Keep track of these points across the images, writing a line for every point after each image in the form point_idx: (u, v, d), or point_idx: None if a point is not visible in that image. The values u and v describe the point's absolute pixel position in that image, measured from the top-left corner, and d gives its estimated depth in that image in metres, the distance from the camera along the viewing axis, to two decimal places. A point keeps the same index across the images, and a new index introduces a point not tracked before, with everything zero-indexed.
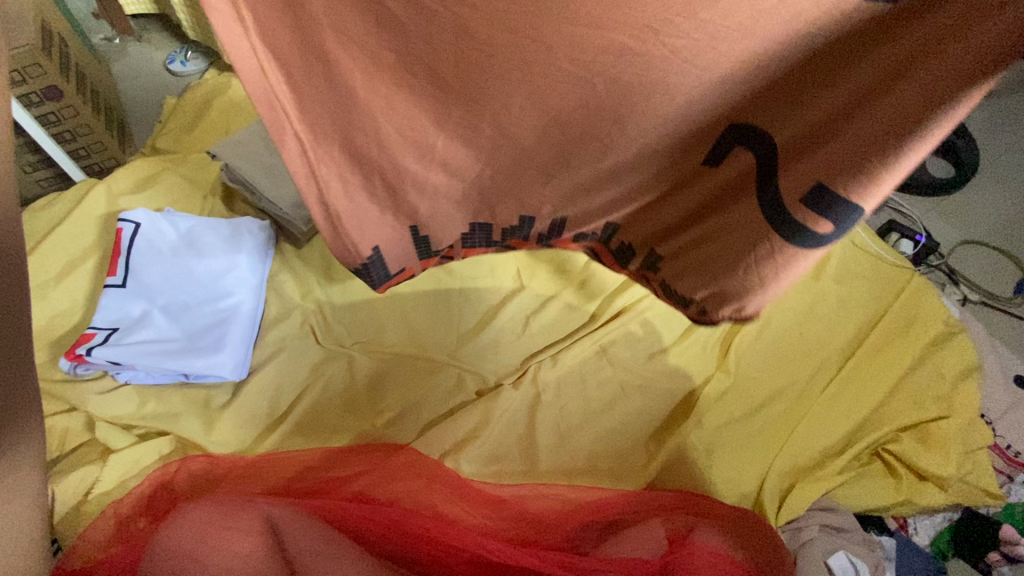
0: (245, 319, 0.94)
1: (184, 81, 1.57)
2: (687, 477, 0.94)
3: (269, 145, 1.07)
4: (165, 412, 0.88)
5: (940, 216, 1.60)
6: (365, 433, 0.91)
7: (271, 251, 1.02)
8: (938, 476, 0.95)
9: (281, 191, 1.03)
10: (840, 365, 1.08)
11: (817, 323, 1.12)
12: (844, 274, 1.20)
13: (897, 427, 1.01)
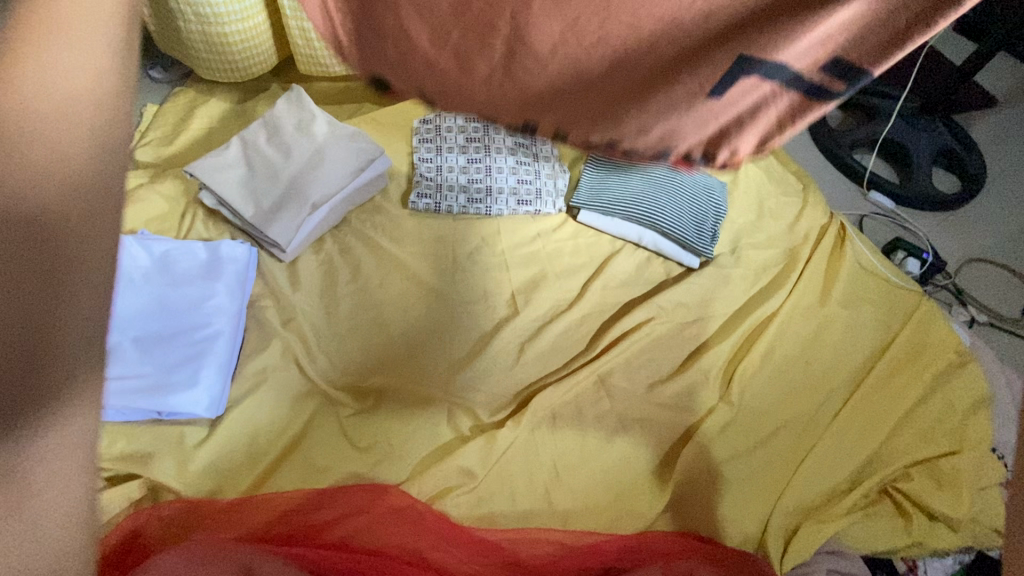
0: (223, 350, 0.89)
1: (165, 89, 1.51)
2: (688, 519, 0.89)
3: (249, 162, 1.02)
4: (135, 453, 0.82)
5: (947, 232, 1.56)
6: (349, 474, 0.86)
7: (252, 275, 0.98)
8: (950, 517, 0.91)
9: (263, 211, 0.98)
10: (846, 396, 1.04)
11: (823, 351, 1.08)
12: (851, 298, 1.16)
13: (907, 463, 0.97)
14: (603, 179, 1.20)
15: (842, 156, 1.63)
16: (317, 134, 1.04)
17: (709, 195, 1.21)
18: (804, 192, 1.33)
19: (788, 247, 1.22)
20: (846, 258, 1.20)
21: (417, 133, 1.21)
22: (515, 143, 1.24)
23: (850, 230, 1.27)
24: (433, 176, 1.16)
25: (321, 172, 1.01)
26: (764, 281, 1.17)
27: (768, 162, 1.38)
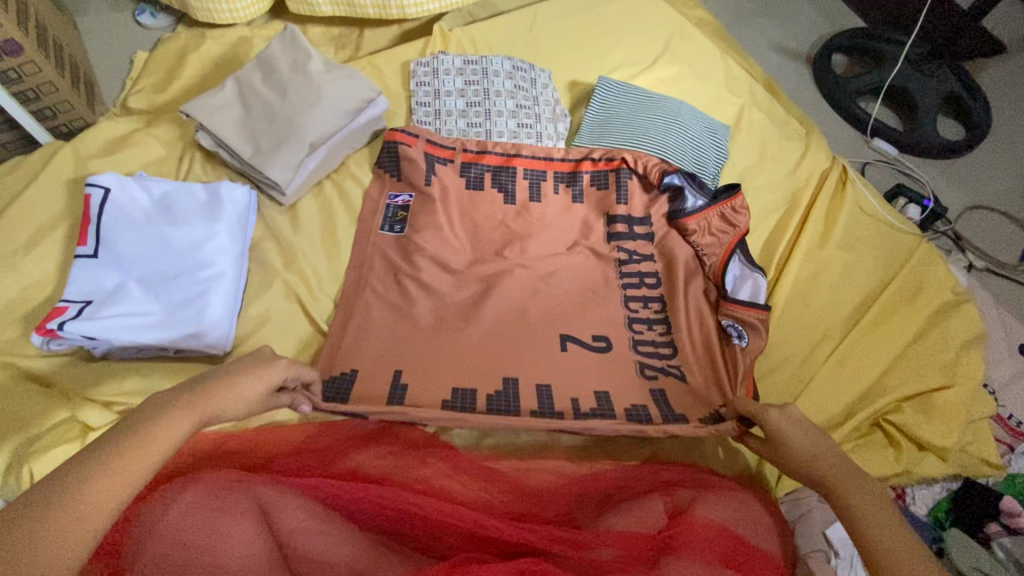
0: (226, 291, 0.89)
1: (155, 35, 1.47)
2: (685, 450, 0.92)
3: (245, 102, 0.99)
4: (146, 388, 0.84)
5: (948, 180, 1.55)
6: (355, 409, 0.89)
7: (253, 218, 0.98)
8: (939, 447, 0.94)
9: (261, 150, 0.95)
10: (844, 335, 1.05)
11: (821, 292, 1.09)
12: (851, 240, 1.16)
13: (900, 397, 0.99)
14: (603, 122, 1.20)
15: (846, 103, 1.61)
16: (312, 73, 1.01)
17: (711, 138, 1.20)
18: (807, 136, 1.32)
19: (790, 191, 1.22)
20: (846, 201, 1.20)
21: (415, 77, 1.21)
22: (514, 85, 1.21)
23: (852, 173, 1.26)
24: (432, 122, 1.17)
25: (318, 112, 0.98)
26: (763, 224, 1.17)
27: (771, 107, 1.36)
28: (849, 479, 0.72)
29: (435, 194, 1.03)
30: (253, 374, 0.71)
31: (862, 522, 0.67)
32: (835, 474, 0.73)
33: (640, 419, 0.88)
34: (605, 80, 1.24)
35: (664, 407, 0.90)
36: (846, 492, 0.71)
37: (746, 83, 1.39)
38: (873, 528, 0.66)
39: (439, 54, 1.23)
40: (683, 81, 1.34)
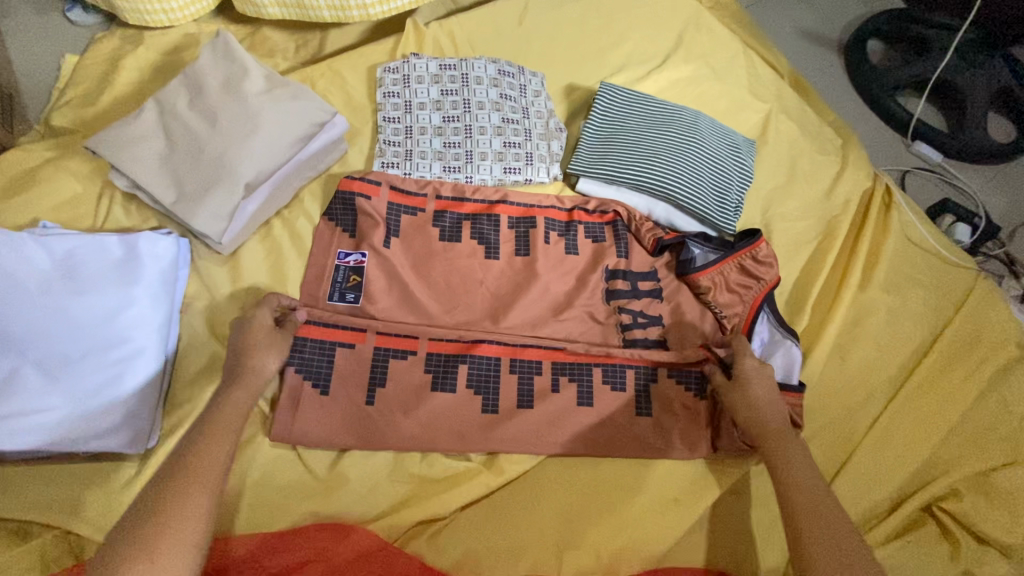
0: (148, 372, 0.75)
1: (86, 34, 1.27)
2: (697, 548, 0.79)
3: (168, 130, 0.81)
4: (53, 496, 0.70)
5: (999, 190, 1.36)
6: (308, 511, 0.75)
7: (184, 272, 0.82)
8: (1002, 541, 0.80)
9: (186, 194, 0.78)
10: (887, 400, 0.90)
11: (862, 345, 0.93)
12: (896, 280, 0.99)
13: (954, 478, 0.85)
14: (606, 137, 1.01)
15: (883, 99, 1.41)
16: (250, 95, 0.83)
17: (734, 156, 1.01)
18: (843, 148, 1.13)
19: (825, 218, 1.04)
20: (891, 230, 1.02)
21: (382, 86, 1.02)
22: (500, 94, 1.03)
23: (896, 195, 1.08)
24: (402, 141, 0.98)
25: (257, 142, 0.81)
26: (794, 260, 1.00)
27: (802, 112, 1.17)
28: (783, 455, 0.74)
29: (400, 258, 0.90)
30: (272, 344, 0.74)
31: (792, 502, 0.69)
32: (777, 449, 0.75)
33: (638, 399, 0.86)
34: (607, 85, 1.05)
35: (645, 404, 0.86)
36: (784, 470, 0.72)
37: (773, 82, 1.19)
38: (809, 509, 0.67)
39: (411, 57, 1.04)
40: (700, 83, 1.15)
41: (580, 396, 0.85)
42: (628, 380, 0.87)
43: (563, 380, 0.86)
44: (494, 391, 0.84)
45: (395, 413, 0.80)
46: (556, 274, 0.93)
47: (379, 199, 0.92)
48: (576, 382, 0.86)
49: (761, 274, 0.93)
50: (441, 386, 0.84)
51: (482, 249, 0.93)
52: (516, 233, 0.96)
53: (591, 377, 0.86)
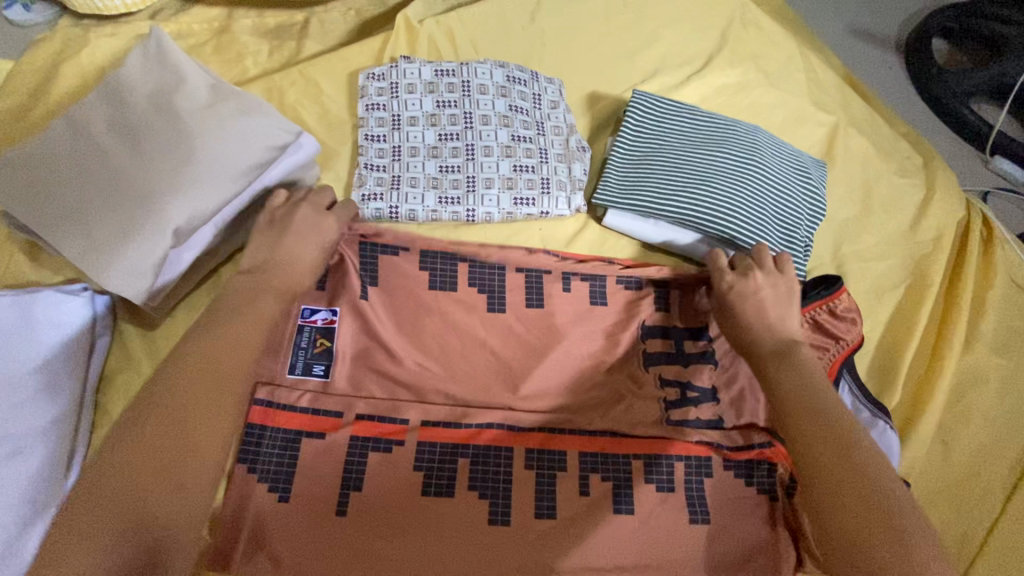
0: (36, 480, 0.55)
1: (29, 35, 1.09)
2: None
3: (78, 156, 0.63)
4: None
5: None
6: None
7: (101, 340, 0.65)
8: None
9: (98, 241, 0.60)
10: (1005, 500, 0.70)
11: (970, 426, 0.73)
12: (1005, 338, 0.79)
13: None
14: (641, 159, 0.81)
15: (955, 108, 1.20)
16: (185, 112, 0.65)
17: (801, 181, 0.81)
18: (927, 168, 0.93)
19: (912, 257, 0.84)
20: (995, 274, 0.82)
21: (364, 97, 0.83)
22: (509, 106, 0.83)
23: (997, 227, 0.88)
24: (387, 164, 0.79)
25: (194, 173, 0.63)
26: (876, 312, 0.80)
27: (873, 124, 0.97)
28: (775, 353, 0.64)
29: (382, 316, 0.71)
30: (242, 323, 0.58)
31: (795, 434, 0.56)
32: (775, 347, 0.64)
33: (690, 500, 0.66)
34: (641, 94, 0.85)
35: (700, 507, 0.66)
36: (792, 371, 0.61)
37: (837, 88, 0.99)
38: (799, 398, 0.59)
39: (400, 61, 0.85)
40: (749, 90, 0.95)
41: (617, 500, 0.65)
42: (679, 478, 0.67)
43: (594, 478, 0.66)
44: (505, 496, 0.65)
45: (373, 528, 0.62)
46: (582, 335, 0.73)
47: (324, 217, 0.67)
48: (611, 481, 0.66)
49: (838, 333, 0.73)
50: (435, 488, 0.65)
51: (485, 300, 0.74)
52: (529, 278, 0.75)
53: (630, 475, 0.67)
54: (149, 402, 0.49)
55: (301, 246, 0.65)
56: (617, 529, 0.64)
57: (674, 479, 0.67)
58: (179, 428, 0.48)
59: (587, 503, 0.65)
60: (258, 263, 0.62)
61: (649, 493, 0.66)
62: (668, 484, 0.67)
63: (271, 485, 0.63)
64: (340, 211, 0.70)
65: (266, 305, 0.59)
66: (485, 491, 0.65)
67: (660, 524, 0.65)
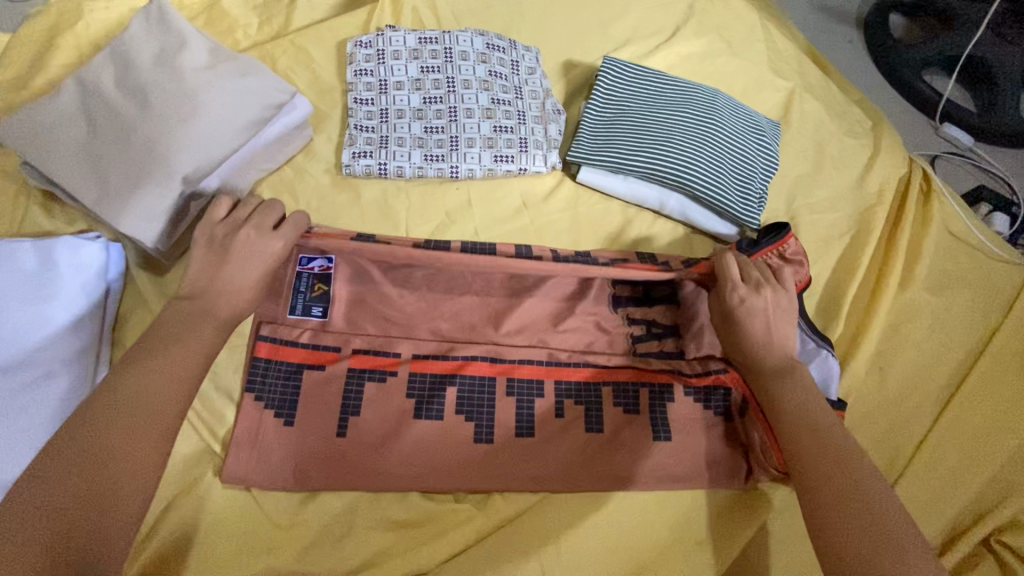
0: (68, 402, 0.63)
1: (24, 10, 1.13)
2: None
3: (90, 114, 0.69)
4: None
5: None
6: (264, 566, 0.63)
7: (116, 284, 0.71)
8: None
9: (113, 191, 0.66)
10: (934, 417, 0.79)
11: (905, 354, 0.82)
12: (939, 279, 0.87)
13: (1014, 508, 0.74)
14: (610, 121, 0.88)
15: (908, 78, 1.29)
16: (188, 72, 0.70)
17: (756, 139, 0.89)
18: (875, 130, 1.01)
19: (858, 209, 0.92)
20: (932, 223, 0.91)
21: (353, 63, 0.88)
22: (488, 71, 0.90)
23: (936, 182, 0.96)
24: (375, 126, 0.85)
25: (199, 129, 0.69)
26: (825, 257, 0.88)
27: (827, 90, 1.04)
28: (779, 375, 0.67)
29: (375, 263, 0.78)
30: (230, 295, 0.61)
31: (806, 462, 0.60)
32: (779, 366, 0.68)
33: (653, 417, 0.74)
34: (611, 60, 0.92)
35: (663, 425, 0.74)
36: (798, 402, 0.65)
37: (794, 57, 1.06)
38: (811, 428, 0.62)
39: (386, 30, 0.91)
40: (714, 58, 1.02)
41: (587, 421, 0.73)
42: (644, 400, 0.75)
43: (569, 403, 0.74)
44: (488, 418, 0.72)
45: (371, 445, 0.69)
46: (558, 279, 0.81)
47: (272, 238, 0.64)
48: (583, 404, 0.74)
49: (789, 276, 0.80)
50: (426, 412, 0.72)
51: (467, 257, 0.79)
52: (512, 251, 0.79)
53: (601, 400, 0.75)
54: (99, 412, 0.50)
55: (243, 271, 0.62)
56: (589, 446, 0.72)
57: (640, 402, 0.75)
58: (120, 442, 0.49)
59: (563, 424, 0.73)
60: (200, 289, 0.60)
61: (617, 415, 0.74)
62: (633, 405, 0.75)
63: (277, 412, 0.69)
64: (286, 229, 0.65)
65: (203, 340, 0.57)
66: (471, 415, 0.72)
67: (626, 442, 0.72)
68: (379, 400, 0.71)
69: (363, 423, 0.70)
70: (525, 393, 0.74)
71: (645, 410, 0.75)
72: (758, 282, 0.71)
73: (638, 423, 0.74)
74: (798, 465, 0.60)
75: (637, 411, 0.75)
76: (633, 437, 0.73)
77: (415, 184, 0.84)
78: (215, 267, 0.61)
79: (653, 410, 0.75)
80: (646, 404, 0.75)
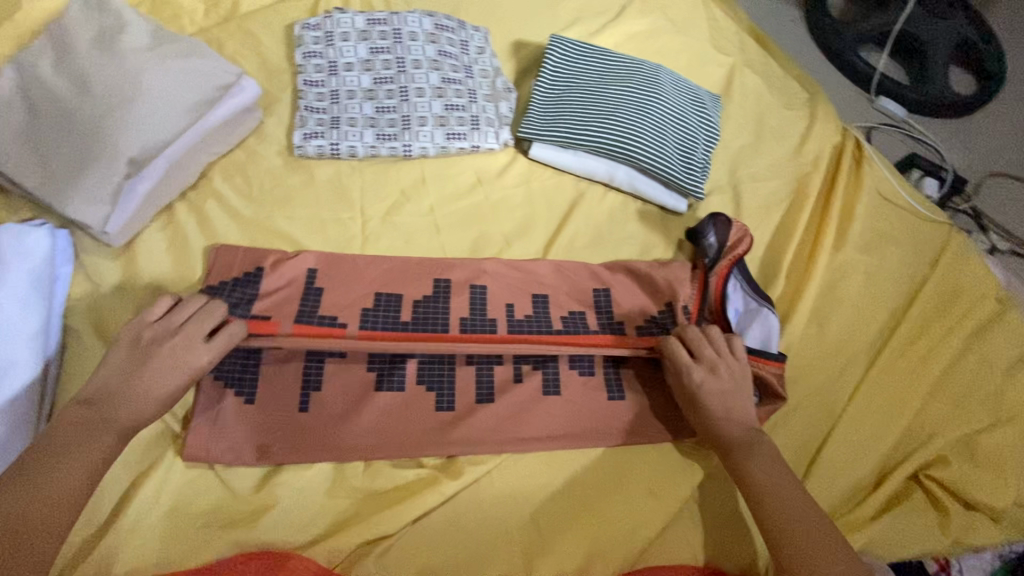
0: (17, 388, 0.62)
1: None
2: (682, 537, 0.71)
3: (28, 98, 0.68)
4: None
5: (959, 143, 1.34)
6: (230, 540, 0.64)
7: (65, 270, 0.71)
8: (991, 507, 0.76)
9: (55, 174, 0.66)
10: (868, 365, 0.85)
11: (840, 309, 0.87)
12: (871, 239, 0.93)
13: (940, 444, 0.80)
14: (558, 98, 0.91)
15: (844, 55, 1.35)
16: (129, 53, 0.70)
17: (697, 113, 0.93)
18: (811, 102, 1.06)
19: (795, 176, 0.97)
20: (864, 186, 0.96)
21: (301, 46, 0.89)
22: (438, 51, 0.91)
23: (867, 149, 1.02)
24: (327, 107, 0.85)
25: (141, 111, 0.68)
26: (766, 222, 0.93)
27: (766, 65, 1.09)
28: (741, 446, 0.68)
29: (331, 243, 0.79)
30: (133, 402, 0.58)
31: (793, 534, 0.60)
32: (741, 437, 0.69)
33: (607, 381, 0.77)
34: (557, 39, 0.94)
35: (616, 386, 0.77)
36: (761, 473, 0.65)
37: (735, 34, 1.11)
38: (776, 497, 0.63)
39: (333, 12, 0.91)
40: (658, 36, 1.05)
41: (544, 385, 0.76)
42: (598, 364, 0.78)
43: (528, 370, 0.76)
44: (449, 387, 0.74)
45: (333, 417, 0.70)
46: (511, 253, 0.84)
47: (200, 350, 0.63)
48: (540, 369, 0.77)
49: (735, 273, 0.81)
50: (387, 383, 0.73)
51: (413, 303, 0.76)
52: (462, 300, 0.77)
53: (558, 366, 0.77)
54: (58, 439, 0.55)
55: (155, 382, 0.60)
56: (548, 408, 0.74)
57: (595, 367, 0.78)
58: (62, 467, 0.53)
59: (521, 390, 0.75)
60: (102, 394, 0.58)
61: (573, 377, 0.77)
62: (586, 369, 0.78)
63: (239, 390, 0.70)
64: (217, 342, 0.64)
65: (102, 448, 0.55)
66: (432, 385, 0.74)
67: (582, 405, 0.75)
68: (339, 375, 0.72)
69: (325, 398, 0.71)
70: (484, 363, 0.76)
71: (598, 375, 0.78)
72: (713, 358, 0.72)
73: (593, 385, 0.77)
74: (771, 536, 0.61)
75: (592, 375, 0.77)
76: (588, 397, 0.76)
77: (369, 163, 0.85)
78: (131, 374, 0.60)
79: (607, 373, 0.78)
80: (600, 369, 0.78)
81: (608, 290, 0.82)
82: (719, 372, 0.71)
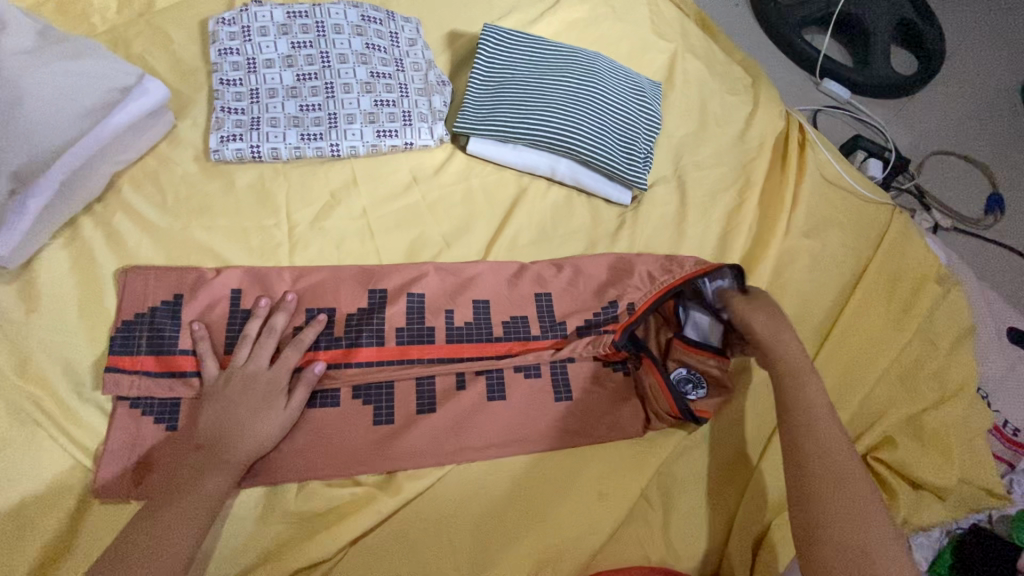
0: None
1: None
2: (635, 538, 0.70)
3: None
4: None
5: (902, 123, 1.36)
6: None
7: None
8: (937, 486, 0.77)
9: None
10: (815, 351, 0.84)
11: (787, 295, 0.87)
12: (815, 223, 0.93)
13: (888, 425, 0.80)
14: (495, 91, 0.88)
15: (790, 38, 1.35)
16: (7, 56, 0.64)
17: (638, 101, 0.91)
18: (754, 87, 1.05)
19: (740, 162, 0.96)
20: (807, 170, 0.96)
21: (216, 42, 0.83)
22: (365, 44, 0.86)
23: (810, 132, 1.02)
24: (246, 107, 0.80)
25: (24, 121, 0.63)
26: (712, 209, 0.91)
27: (709, 50, 1.08)
28: (838, 473, 0.62)
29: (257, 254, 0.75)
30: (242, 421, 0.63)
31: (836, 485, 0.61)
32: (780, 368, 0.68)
33: (556, 387, 0.75)
34: (491, 29, 0.91)
35: (563, 385, 0.75)
36: (868, 569, 0.57)
37: (677, 19, 1.09)
38: (828, 464, 0.62)
39: (250, 5, 0.85)
40: (598, 23, 1.03)
41: (488, 391, 0.73)
42: (546, 367, 0.76)
43: (472, 376, 0.73)
44: (387, 399, 0.70)
45: None
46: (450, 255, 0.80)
47: (268, 371, 0.66)
48: (484, 374, 0.73)
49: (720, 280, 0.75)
50: (320, 399, 0.69)
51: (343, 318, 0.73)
52: (398, 310, 0.74)
53: (502, 370, 0.74)
54: (197, 471, 0.59)
55: (249, 416, 0.63)
56: (493, 414, 0.72)
57: (542, 369, 0.75)
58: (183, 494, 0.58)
59: (464, 397, 0.72)
60: (212, 435, 0.62)
61: (519, 381, 0.74)
62: (532, 372, 0.75)
63: (158, 417, 0.64)
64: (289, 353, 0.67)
65: (214, 483, 0.59)
66: (369, 399, 0.70)
67: (530, 409, 0.73)
68: None
69: None
70: (423, 371, 0.71)
71: (545, 378, 0.75)
72: (842, 441, 0.64)
73: (540, 388, 0.74)
74: (826, 497, 0.61)
75: (538, 377, 0.75)
76: (534, 401, 0.74)
77: (294, 166, 0.81)
78: (224, 409, 0.63)
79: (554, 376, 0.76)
80: (547, 371, 0.75)
81: (549, 293, 0.79)
82: (851, 461, 0.63)
